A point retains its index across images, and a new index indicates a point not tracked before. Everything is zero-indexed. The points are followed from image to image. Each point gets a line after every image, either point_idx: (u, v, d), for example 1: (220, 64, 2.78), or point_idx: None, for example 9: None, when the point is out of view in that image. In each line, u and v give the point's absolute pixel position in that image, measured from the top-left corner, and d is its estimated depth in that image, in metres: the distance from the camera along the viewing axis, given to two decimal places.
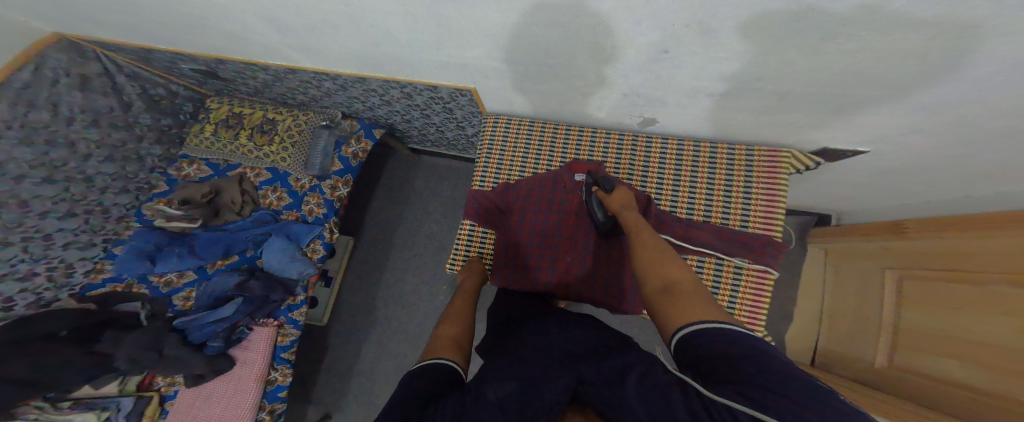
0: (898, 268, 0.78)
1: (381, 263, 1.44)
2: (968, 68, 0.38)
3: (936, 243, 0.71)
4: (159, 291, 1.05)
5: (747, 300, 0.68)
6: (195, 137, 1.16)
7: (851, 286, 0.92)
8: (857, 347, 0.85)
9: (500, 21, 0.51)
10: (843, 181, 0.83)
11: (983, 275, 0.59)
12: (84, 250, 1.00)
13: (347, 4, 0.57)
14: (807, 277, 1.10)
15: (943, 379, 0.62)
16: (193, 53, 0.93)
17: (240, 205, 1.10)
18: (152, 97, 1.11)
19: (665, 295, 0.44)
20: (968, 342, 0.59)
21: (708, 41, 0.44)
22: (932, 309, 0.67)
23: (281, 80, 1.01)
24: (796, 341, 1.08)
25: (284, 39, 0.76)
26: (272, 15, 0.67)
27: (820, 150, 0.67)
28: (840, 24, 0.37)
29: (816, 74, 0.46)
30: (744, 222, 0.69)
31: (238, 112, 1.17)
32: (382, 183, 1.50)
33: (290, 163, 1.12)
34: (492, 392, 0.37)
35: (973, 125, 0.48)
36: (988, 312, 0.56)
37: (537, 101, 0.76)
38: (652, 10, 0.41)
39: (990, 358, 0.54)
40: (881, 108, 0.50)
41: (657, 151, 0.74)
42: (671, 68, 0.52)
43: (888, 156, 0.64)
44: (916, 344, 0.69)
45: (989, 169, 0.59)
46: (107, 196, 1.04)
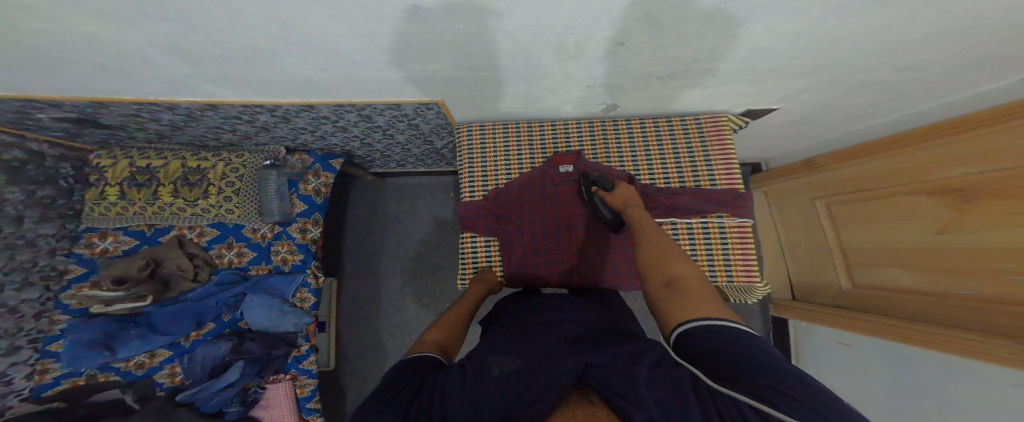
0: (822, 197, 0.99)
1: (374, 293, 1.39)
2: (863, 32, 0.47)
3: (853, 170, 0.89)
4: (134, 374, 0.93)
5: (738, 250, 0.76)
6: (93, 204, 0.98)
7: (795, 223, 1.13)
8: (820, 276, 1.07)
9: (466, 32, 0.51)
10: (775, 134, 0.97)
11: (891, 188, 0.80)
12: (11, 356, 0.84)
13: (284, 29, 0.50)
14: (760, 219, 1.29)
15: (888, 287, 0.85)
16: (53, 97, 0.72)
17: (193, 271, 0.97)
18: (10, 164, 0.86)
19: (672, 289, 0.50)
20: (895, 250, 0.80)
21: (662, 32, 0.48)
22: (861, 228, 0.89)
23: (196, 120, 0.87)
24: (773, 278, 1.27)
25: (200, 72, 0.65)
26: (189, 51, 0.57)
27: (745, 112, 0.79)
28: (768, 11, 0.43)
29: (750, 52, 0.54)
30: (712, 181, 0.78)
31: (146, 166, 0.99)
32: (352, 212, 1.43)
33: (240, 215, 1.01)
34: (497, 368, 0.43)
35: (864, 72, 0.59)
36: (904, 221, 0.77)
37: (504, 104, 0.78)
38: (612, 8, 0.43)
39: (916, 259, 0.76)
40: (803, 71, 0.59)
41: (625, 132, 0.82)
42: (629, 59, 0.56)
43: (803, 109, 0.77)
44: (861, 261, 0.90)
45: (877, 103, 0.73)
46: (10, 292, 0.85)
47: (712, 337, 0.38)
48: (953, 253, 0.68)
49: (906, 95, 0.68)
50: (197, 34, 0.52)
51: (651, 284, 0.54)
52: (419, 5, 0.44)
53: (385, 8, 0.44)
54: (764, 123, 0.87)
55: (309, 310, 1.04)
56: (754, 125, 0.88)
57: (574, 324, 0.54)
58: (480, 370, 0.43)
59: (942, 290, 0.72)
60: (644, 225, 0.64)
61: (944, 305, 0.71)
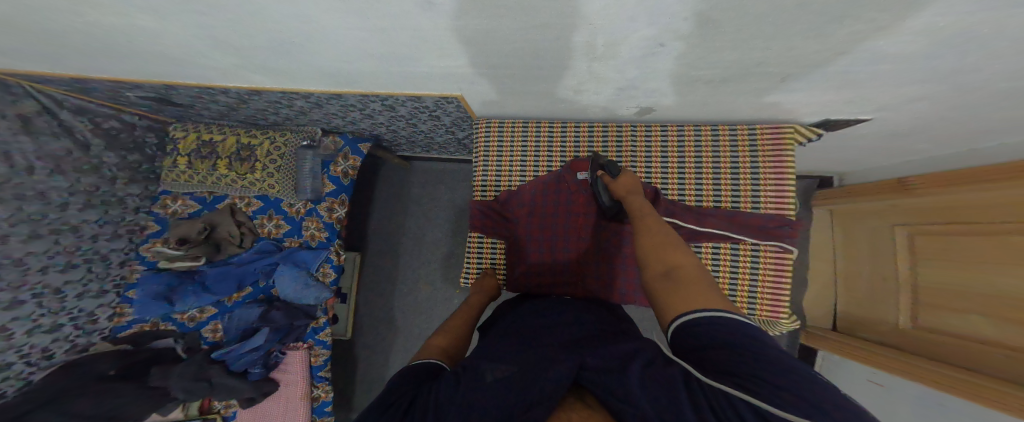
0: (905, 225, 0.86)
1: (392, 272, 1.45)
2: (996, 40, 0.35)
3: (945, 199, 0.76)
4: (187, 326, 1.07)
5: (768, 281, 0.72)
6: (167, 171, 1.07)
7: (863, 248, 1.00)
8: (879, 310, 0.94)
9: (486, 29, 0.47)
10: (847, 147, 0.84)
11: (1011, 226, 0.63)
12: (98, 298, 1.00)
13: (303, 23, 0.49)
14: (817, 241, 1.17)
15: (960, 335, 0.72)
16: (136, 80, 0.79)
17: (240, 237, 1.07)
18: (109, 132, 0.99)
19: (668, 279, 0.47)
20: (987, 297, 0.66)
21: (709, 35, 0.40)
22: (951, 266, 0.75)
23: (247, 103, 0.91)
24: (814, 308, 1.15)
25: (239, 62, 0.67)
26: (223, 41, 0.58)
27: (822, 121, 0.67)
28: (859, 10, 0.33)
29: (827, 56, 0.43)
30: (755, 206, 0.72)
31: (209, 139, 1.07)
32: (377, 192, 1.48)
33: (280, 189, 1.05)
34: (490, 375, 0.41)
35: (988, 88, 0.46)
36: (1006, 265, 0.63)
37: (530, 102, 0.75)
38: (650, 7, 0.36)
39: (1004, 310, 0.63)
40: (897, 81, 0.48)
41: (661, 141, 0.76)
42: (671, 62, 0.49)
43: (892, 122, 0.63)
44: (936, 301, 0.77)
45: (997, 122, 0.58)
46: (101, 243, 1.00)
47: (709, 329, 0.35)
48: None
49: None
50: (227, 25, 0.53)
51: (648, 272, 0.51)
52: (431, 0, 0.40)
53: (396, 2, 0.41)
54: (837, 136, 0.75)
55: (328, 285, 1.12)
56: (825, 136, 0.76)
57: (571, 325, 0.53)
58: (475, 375, 0.41)
59: (1021, 347, 0.60)
60: (643, 212, 0.62)
61: (1020, 364, 0.60)
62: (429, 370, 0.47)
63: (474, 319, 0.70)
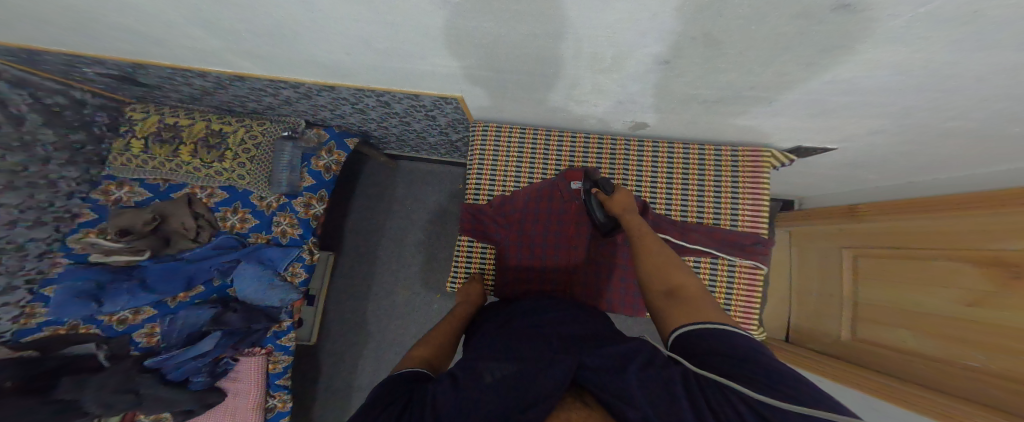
0: (852, 247, 0.94)
1: (367, 274, 1.39)
2: (958, 79, 0.39)
3: (887, 224, 0.84)
4: (114, 330, 0.95)
5: (742, 292, 0.77)
6: (116, 155, 0.96)
7: (812, 267, 1.08)
8: (823, 322, 1.02)
9: (495, 33, 0.48)
10: (814, 172, 0.91)
11: (937, 252, 0.72)
12: (4, 295, 0.85)
13: (305, 10, 0.47)
14: (776, 258, 1.23)
15: (889, 346, 0.80)
16: (99, 57, 0.73)
17: (195, 231, 0.97)
18: (50, 108, 0.89)
19: (671, 298, 0.49)
20: (913, 313, 0.75)
21: (715, 54, 0.43)
22: (885, 285, 0.83)
23: (225, 88, 0.85)
24: (772, 319, 1.23)
25: (223, 45, 0.63)
26: (210, 23, 0.55)
27: (794, 148, 0.73)
28: (856, 43, 0.36)
29: (818, 84, 0.47)
30: (734, 222, 0.77)
31: (173, 124, 0.98)
32: (358, 191, 1.42)
33: (249, 182, 0.98)
34: (489, 376, 0.40)
35: (944, 125, 0.51)
36: (932, 286, 0.71)
37: (527, 108, 0.76)
38: (659, 24, 0.38)
39: (932, 325, 0.71)
40: (869, 112, 0.52)
41: (650, 155, 0.79)
42: (672, 79, 0.52)
43: (857, 152, 0.70)
44: (871, 317, 0.85)
45: (943, 160, 0.66)
46: (18, 231, 0.87)
47: (708, 340, 0.37)
48: (986, 329, 0.61)
49: (977, 157, 0.61)
50: (222, 8, 0.50)
51: (650, 294, 0.53)
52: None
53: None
54: (809, 161, 0.82)
55: (297, 286, 1.05)
56: (797, 161, 0.82)
57: (566, 324, 0.53)
58: (473, 374, 0.40)
59: (941, 357, 0.69)
60: (642, 232, 0.63)
61: (938, 373, 0.69)
62: (418, 377, 0.45)
63: (463, 329, 0.67)
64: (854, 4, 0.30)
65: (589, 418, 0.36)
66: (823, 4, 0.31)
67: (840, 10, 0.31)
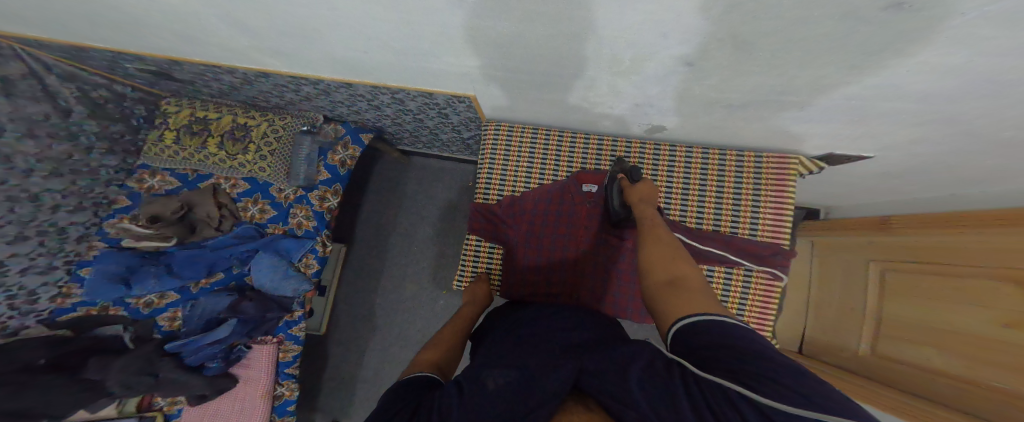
0: (880, 260, 0.89)
1: (377, 269, 1.41)
2: (1015, 86, 0.36)
3: (923, 238, 0.79)
4: (140, 313, 1.00)
5: (757, 301, 0.74)
6: (151, 145, 1.01)
7: (834, 279, 1.03)
8: (841, 335, 0.97)
9: (511, 33, 0.47)
10: (840, 181, 0.87)
11: (980, 270, 0.66)
12: (45, 275, 0.91)
13: (326, 9, 0.48)
14: (796, 270, 1.18)
15: (912, 363, 0.75)
16: (137, 53, 0.77)
17: (218, 220, 1.00)
18: (94, 100, 0.94)
19: (671, 288, 0.47)
20: (945, 332, 0.69)
21: (740, 57, 0.41)
22: (913, 301, 0.78)
23: (251, 85, 0.88)
24: (785, 330, 1.19)
25: (251, 43, 0.64)
26: (235, 19, 0.56)
27: (824, 156, 0.70)
28: (903, 45, 0.34)
29: (855, 89, 0.44)
30: (753, 232, 0.74)
31: (203, 117, 1.02)
32: (372, 186, 1.45)
33: (271, 174, 1.02)
34: (492, 382, 0.40)
35: (995, 135, 0.47)
36: (969, 306, 0.66)
37: (543, 108, 0.75)
38: (686, 26, 0.37)
39: (966, 346, 0.65)
40: (909, 119, 0.49)
41: (666, 159, 0.77)
42: (693, 82, 0.50)
43: (892, 161, 0.66)
44: (895, 332, 0.80)
45: (990, 173, 0.61)
46: (61, 215, 0.92)
47: (706, 332, 0.36)
48: (1010, 350, 0.58)
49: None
50: (250, 6, 0.51)
51: (653, 282, 0.51)
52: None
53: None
54: (836, 169, 0.78)
55: (310, 277, 1.07)
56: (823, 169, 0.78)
57: (569, 329, 0.52)
58: (477, 381, 0.40)
59: (972, 378, 0.63)
60: (655, 223, 0.62)
61: (968, 393, 0.63)
62: (424, 382, 0.45)
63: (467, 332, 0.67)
64: (909, 5, 0.28)
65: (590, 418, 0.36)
66: (865, 4, 0.29)
67: (890, 10, 0.29)
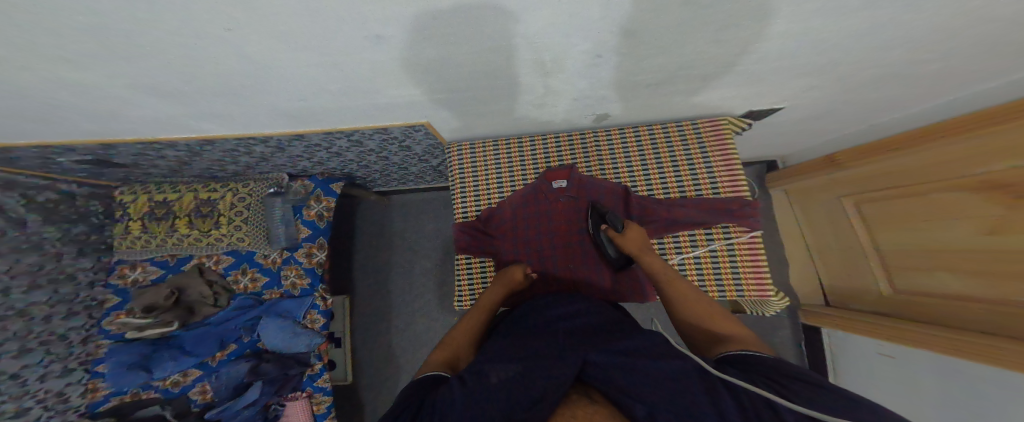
0: (851, 195, 0.92)
1: (383, 309, 1.41)
2: (895, 10, 0.39)
3: (879, 165, 0.82)
4: (171, 391, 0.99)
5: (748, 262, 0.72)
6: (121, 240, 1.03)
7: (822, 221, 1.05)
8: (853, 277, 0.98)
9: (434, 57, 0.49)
10: (797, 129, 0.89)
11: (956, 182, 0.67)
12: (65, 376, 0.93)
13: (257, 73, 0.50)
14: (783, 221, 1.21)
15: (940, 294, 0.74)
16: (60, 143, 0.71)
17: (214, 297, 1.02)
18: (44, 205, 0.92)
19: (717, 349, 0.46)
20: (950, 254, 0.70)
21: (638, 44, 0.45)
22: (905, 227, 0.79)
23: (200, 155, 0.87)
24: (802, 284, 1.16)
25: (182, 113, 0.62)
26: (178, 102, 0.58)
27: (746, 113, 0.76)
28: (769, 6, 0.37)
29: (754, 48, 0.48)
30: (715, 191, 0.75)
31: (161, 200, 1.03)
32: (359, 229, 1.46)
33: (251, 242, 1.03)
34: (494, 376, 0.40)
35: (908, 50, 0.50)
36: (959, 220, 0.67)
37: (493, 121, 0.78)
38: (580, 23, 0.41)
39: (977, 263, 0.65)
40: (827, 58, 0.51)
41: (619, 142, 0.80)
42: (613, 72, 0.54)
43: (828, 95, 0.67)
44: (901, 265, 0.82)
45: (925, 85, 0.63)
46: (58, 322, 0.93)
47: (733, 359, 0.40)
48: (1005, 255, 0.59)
49: (951, 75, 0.59)
50: (188, 88, 0.53)
51: (698, 342, 0.50)
52: (380, 34, 0.42)
53: (345, 38, 0.42)
54: (787, 118, 0.80)
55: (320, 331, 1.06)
56: (773, 121, 0.81)
57: (574, 320, 0.54)
58: (480, 375, 0.41)
59: (995, 298, 0.63)
60: (668, 276, 0.61)
61: (1000, 315, 0.62)
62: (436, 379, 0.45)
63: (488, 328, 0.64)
64: None
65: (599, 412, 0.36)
66: None
67: None
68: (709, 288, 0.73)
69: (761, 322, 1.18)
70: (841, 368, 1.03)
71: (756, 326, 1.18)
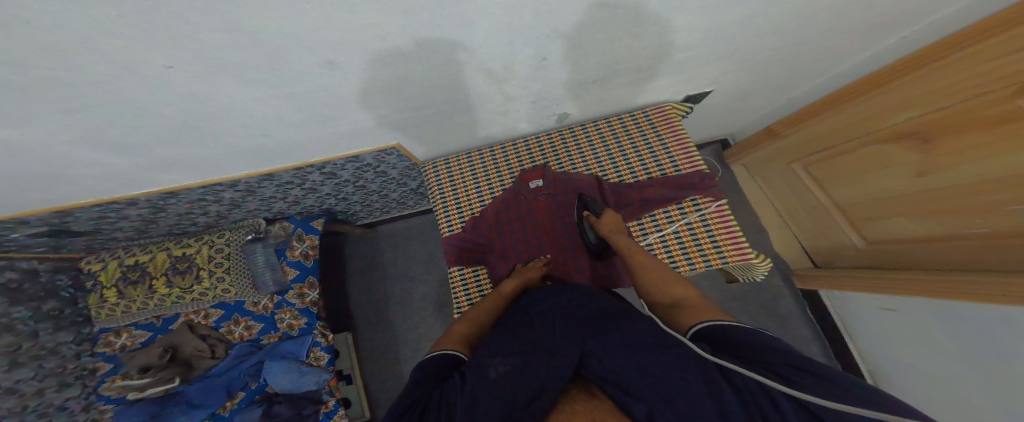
0: (796, 161, 1.03)
1: (389, 338, 1.36)
2: None
3: (813, 131, 0.93)
4: None
5: (721, 229, 0.74)
6: (98, 308, 1.00)
7: (783, 188, 1.13)
8: (829, 235, 1.01)
9: (389, 77, 0.50)
10: (751, 97, 0.93)
11: (910, 126, 0.70)
12: None
13: (207, 109, 0.49)
14: (749, 194, 1.28)
15: (914, 239, 0.77)
16: (16, 215, 0.71)
17: (210, 349, 1.00)
18: (6, 286, 0.87)
19: (676, 310, 0.50)
20: (915, 196, 0.73)
21: (576, 40, 0.50)
22: (858, 182, 0.86)
23: (165, 210, 0.87)
24: (786, 248, 1.19)
25: (136, 162, 0.61)
26: (136, 150, 0.57)
27: (686, 98, 0.85)
28: None
29: (683, 24, 0.52)
30: (675, 167, 0.79)
31: (134, 263, 1.02)
32: (349, 262, 1.45)
33: (237, 290, 1.01)
34: (493, 371, 0.41)
35: (824, 5, 0.54)
36: (916, 164, 0.70)
37: (460, 135, 0.81)
38: (520, 29, 0.44)
39: (944, 201, 0.68)
40: (753, 21, 0.55)
41: (580, 138, 0.85)
42: (560, 71, 0.58)
43: (768, 59, 0.71)
44: (869, 216, 0.87)
45: (853, 38, 0.67)
46: (52, 395, 0.91)
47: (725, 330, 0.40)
48: (955, 191, 0.65)
49: (875, 24, 0.63)
50: (141, 133, 0.52)
51: (660, 308, 0.54)
52: (331, 59, 0.43)
53: (293, 64, 0.42)
54: (736, 87, 0.84)
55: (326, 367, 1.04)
56: (722, 91, 0.85)
57: (571, 308, 0.53)
58: (479, 372, 0.41)
59: (969, 233, 0.66)
60: (637, 251, 0.65)
61: (977, 248, 0.65)
62: (449, 368, 0.48)
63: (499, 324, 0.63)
64: None
65: (596, 408, 0.37)
66: None
67: None
68: (696, 264, 0.73)
69: (762, 292, 1.19)
70: (855, 327, 1.03)
71: (756, 298, 1.19)
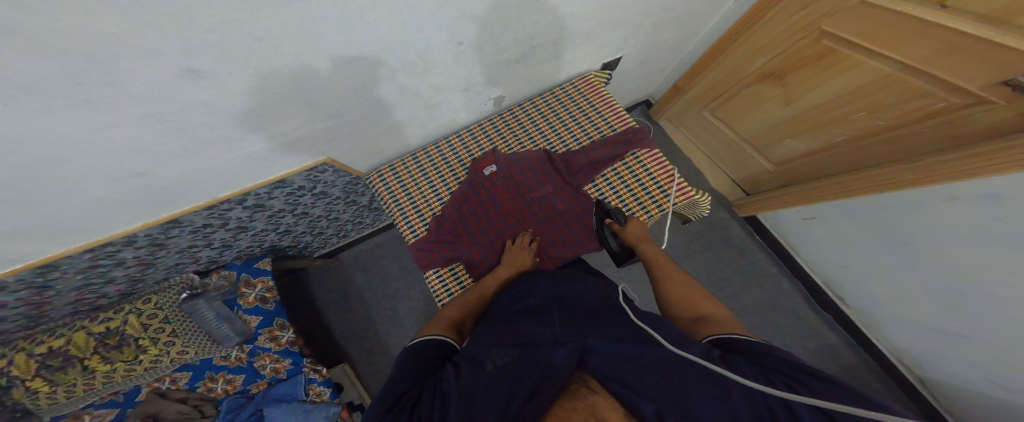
0: (705, 107, 1.14)
1: (386, 359, 1.32)
2: None
3: (704, 81, 1.07)
4: None
5: (664, 177, 0.78)
6: (31, 402, 0.80)
7: (703, 133, 1.23)
8: (747, 165, 1.13)
9: (291, 84, 0.47)
10: (667, 48, 0.98)
11: (791, 52, 0.78)
12: None
13: (77, 151, 0.42)
14: (678, 142, 1.34)
15: (822, 149, 0.87)
16: None
17: (196, 410, 0.88)
18: None
19: (699, 324, 0.50)
20: (813, 111, 0.82)
21: (487, 21, 0.51)
22: (763, 112, 0.95)
23: (53, 288, 0.74)
24: (720, 184, 1.27)
25: (15, 230, 0.52)
26: (11, 218, 0.49)
27: (603, 66, 0.90)
28: None
29: None
30: (612, 128, 0.82)
31: (48, 350, 0.83)
32: (317, 295, 1.39)
33: (195, 350, 0.91)
34: (489, 363, 0.42)
35: None
36: (810, 82, 0.78)
37: (396, 138, 0.78)
38: (423, 16, 0.44)
39: (838, 108, 0.76)
40: None
41: (515, 118, 0.86)
42: (478, 53, 0.59)
43: (671, 10, 0.76)
44: (780, 139, 0.96)
45: None
46: None
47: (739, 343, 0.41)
48: (845, 96, 0.73)
49: None
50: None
51: (679, 321, 0.54)
52: (190, 65, 0.37)
53: (151, 79, 0.37)
54: (650, 42, 0.89)
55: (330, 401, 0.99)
56: (638, 49, 0.90)
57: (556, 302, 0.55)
58: (475, 365, 0.42)
59: (866, 130, 0.74)
60: (664, 262, 0.66)
61: (876, 141, 0.73)
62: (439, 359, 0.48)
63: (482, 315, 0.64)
64: None
65: (596, 402, 0.36)
66: None
67: None
68: (652, 213, 0.77)
69: (725, 226, 1.25)
70: (795, 243, 1.12)
71: (726, 233, 1.25)
